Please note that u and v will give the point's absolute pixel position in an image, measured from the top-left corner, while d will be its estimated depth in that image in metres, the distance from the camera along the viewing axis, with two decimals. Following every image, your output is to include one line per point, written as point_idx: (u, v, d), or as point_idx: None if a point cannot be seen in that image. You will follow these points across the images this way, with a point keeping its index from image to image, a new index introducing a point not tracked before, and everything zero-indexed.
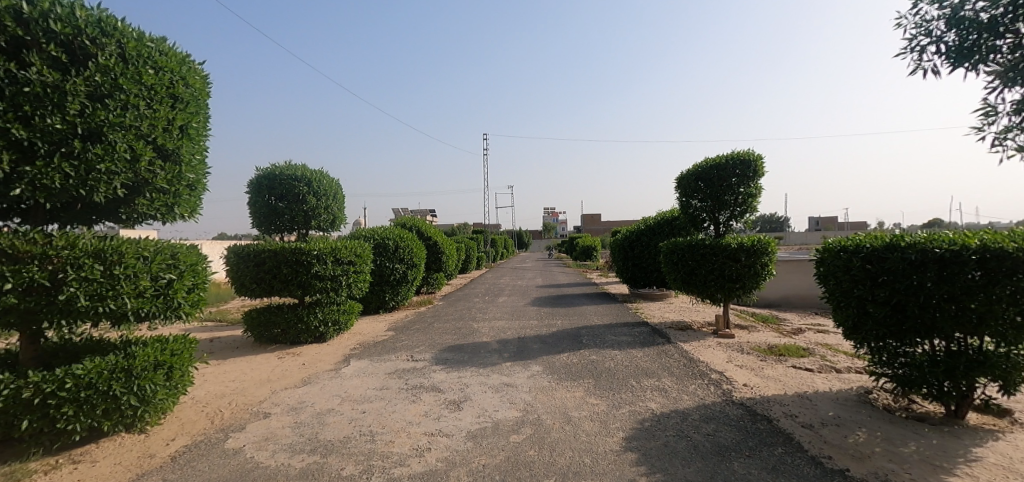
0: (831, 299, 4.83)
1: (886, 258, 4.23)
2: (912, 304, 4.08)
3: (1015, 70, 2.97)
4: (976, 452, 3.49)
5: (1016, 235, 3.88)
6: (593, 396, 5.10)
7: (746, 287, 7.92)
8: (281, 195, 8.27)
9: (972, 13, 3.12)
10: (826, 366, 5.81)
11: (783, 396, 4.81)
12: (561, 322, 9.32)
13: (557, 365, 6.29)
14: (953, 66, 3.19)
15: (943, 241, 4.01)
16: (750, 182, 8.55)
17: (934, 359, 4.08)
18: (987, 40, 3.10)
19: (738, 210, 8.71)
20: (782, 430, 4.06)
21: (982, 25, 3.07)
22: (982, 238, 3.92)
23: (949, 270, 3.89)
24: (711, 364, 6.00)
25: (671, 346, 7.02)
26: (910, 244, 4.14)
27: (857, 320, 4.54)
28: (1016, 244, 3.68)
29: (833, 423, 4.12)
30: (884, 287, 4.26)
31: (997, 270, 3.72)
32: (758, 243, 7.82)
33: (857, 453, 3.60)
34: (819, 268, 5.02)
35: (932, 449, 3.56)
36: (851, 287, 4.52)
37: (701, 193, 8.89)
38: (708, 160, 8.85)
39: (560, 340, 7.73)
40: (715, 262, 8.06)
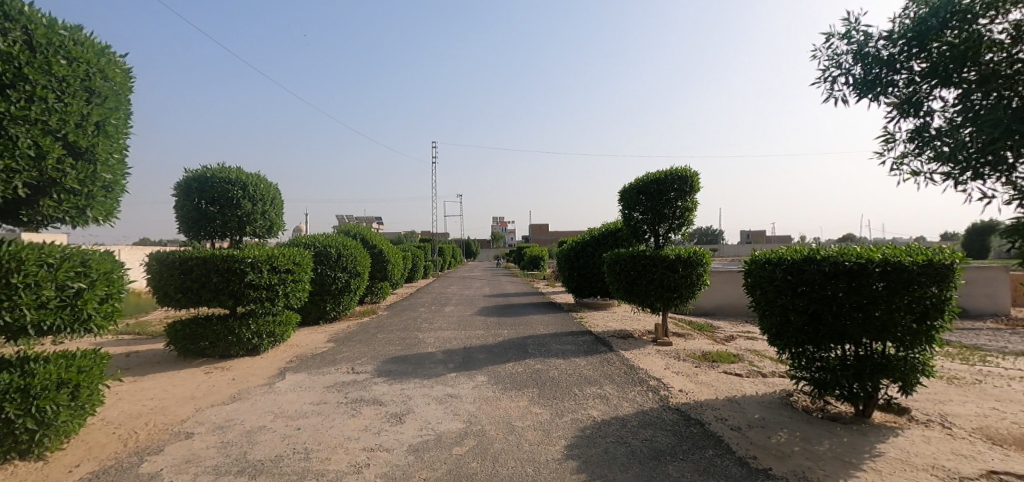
0: (757, 308, 5.15)
1: (804, 269, 4.58)
2: (827, 312, 4.44)
3: (909, 102, 3.54)
4: (879, 447, 3.83)
5: (910, 250, 4.35)
6: (537, 405, 5.14)
7: (683, 296, 8.27)
8: (213, 198, 7.78)
9: (875, 50, 3.71)
10: (754, 371, 6.19)
11: (715, 400, 5.06)
12: (508, 332, 9.35)
13: (502, 375, 6.29)
14: (860, 95, 3.78)
15: (852, 255, 4.41)
16: (687, 196, 9.01)
17: (845, 362, 4.45)
18: (887, 75, 3.67)
19: (676, 223, 9.14)
20: (712, 432, 4.28)
21: (882, 61, 3.66)
22: (884, 252, 4.36)
23: (857, 281, 4.28)
24: (650, 371, 6.22)
25: (612, 354, 7.22)
26: (824, 257, 4.51)
27: (779, 328, 4.86)
28: (912, 259, 4.14)
29: (758, 424, 4.39)
30: (803, 296, 4.60)
31: (897, 281, 4.14)
32: (694, 255, 8.22)
33: (778, 452, 3.85)
34: (747, 278, 5.34)
35: (842, 446, 3.87)
36: (774, 296, 4.85)
37: (642, 206, 9.27)
38: (648, 175, 9.26)
39: (506, 350, 7.73)
40: (655, 273, 8.38)
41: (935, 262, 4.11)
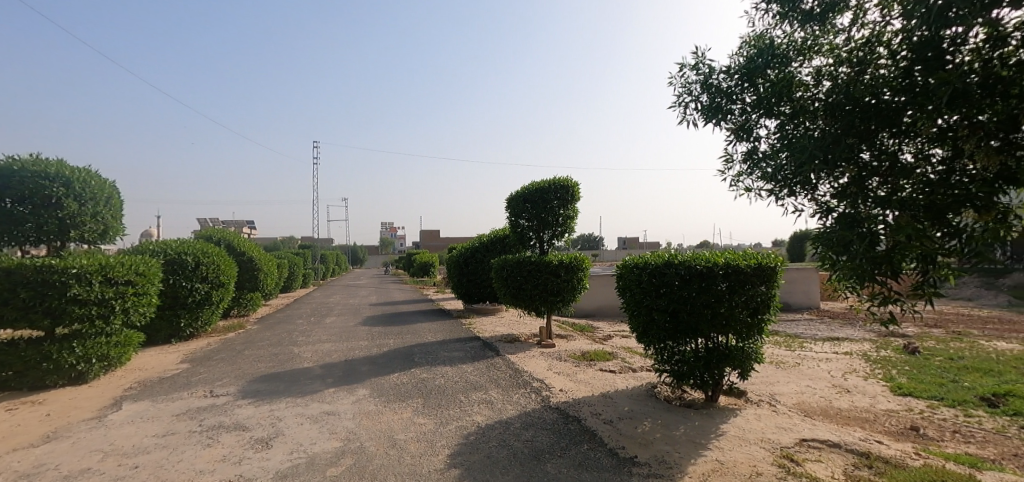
0: (627, 309, 5.61)
1: (665, 273, 5.09)
2: (683, 311, 4.98)
3: (742, 128, 4.18)
4: (723, 428, 4.39)
5: (746, 255, 5.10)
6: (420, 415, 5.02)
7: (565, 299, 8.64)
8: (22, 197, 6.40)
9: (716, 82, 4.34)
10: (625, 367, 6.74)
11: (591, 397, 5.40)
12: (394, 342, 9.03)
13: (385, 387, 6.05)
14: (707, 120, 4.38)
15: (702, 259, 5.03)
16: (569, 205, 9.55)
17: (698, 355, 5.04)
18: (726, 104, 4.29)
19: (559, 230, 9.63)
20: (588, 427, 4.55)
21: (722, 91, 4.28)
22: (727, 257, 5.04)
23: (705, 282, 4.88)
24: (533, 373, 6.43)
25: (498, 359, 7.34)
26: (681, 261, 5.07)
27: (645, 326, 5.34)
28: (747, 263, 4.86)
29: (627, 416, 4.77)
30: (664, 297, 5.11)
31: (736, 282, 4.82)
32: (575, 261, 8.70)
33: (643, 440, 4.21)
34: (618, 281, 5.78)
35: (695, 430, 4.37)
36: (641, 298, 5.31)
37: (528, 213, 9.62)
38: (533, 184, 9.65)
39: (391, 361, 7.45)
40: (540, 278, 8.73)
41: (764, 265, 4.87)
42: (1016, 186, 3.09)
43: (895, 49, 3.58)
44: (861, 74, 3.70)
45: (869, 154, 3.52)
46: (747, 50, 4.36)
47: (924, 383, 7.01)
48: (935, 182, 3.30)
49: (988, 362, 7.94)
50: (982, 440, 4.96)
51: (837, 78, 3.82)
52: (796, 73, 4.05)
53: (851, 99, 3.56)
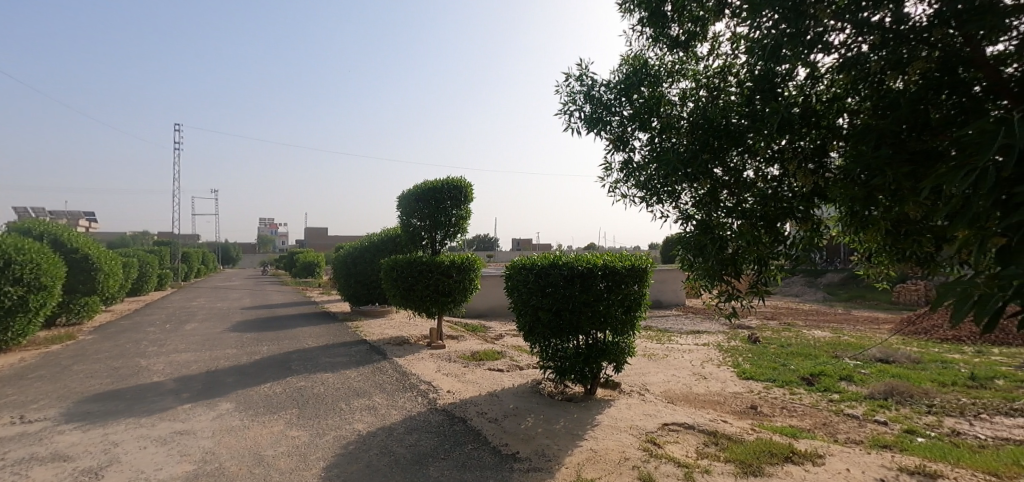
0: (515, 308, 5.74)
1: (550, 273, 5.30)
2: (566, 310, 5.24)
3: (619, 139, 4.53)
4: (598, 418, 4.69)
5: (621, 256, 5.51)
6: (294, 428, 4.64)
7: (456, 300, 8.65)
8: None
9: (597, 94, 4.64)
10: (513, 365, 6.90)
11: (477, 397, 5.43)
12: (268, 349, 8.26)
13: (254, 399, 5.49)
14: (589, 130, 4.67)
15: (584, 260, 5.33)
16: (462, 206, 9.55)
17: (579, 351, 5.34)
18: (605, 115, 4.60)
19: (452, 230, 9.59)
20: (473, 427, 4.57)
21: (602, 103, 4.59)
22: (606, 258, 5.40)
23: (586, 282, 5.18)
24: (420, 376, 6.30)
25: (385, 363, 7.08)
26: (565, 262, 5.32)
27: (532, 325, 5.51)
28: (622, 264, 5.27)
29: (511, 413, 4.88)
30: (549, 296, 5.32)
31: (613, 282, 5.20)
32: (466, 261, 8.73)
33: (525, 436, 4.33)
34: (507, 281, 5.89)
35: (573, 422, 4.61)
36: (528, 298, 5.47)
37: (420, 213, 9.45)
38: (426, 183, 9.48)
39: (263, 369, 6.79)
40: (431, 278, 8.61)
41: (636, 266, 5.32)
42: (825, 202, 3.78)
43: (742, 80, 4.14)
44: (716, 99, 4.21)
45: (721, 169, 4.02)
46: (625, 67, 4.72)
47: (761, 368, 8.20)
48: (769, 196, 3.89)
49: (808, 348, 9.55)
50: (801, 413, 5.93)
51: (697, 100, 4.31)
52: (664, 93, 4.48)
53: (707, 121, 4.05)
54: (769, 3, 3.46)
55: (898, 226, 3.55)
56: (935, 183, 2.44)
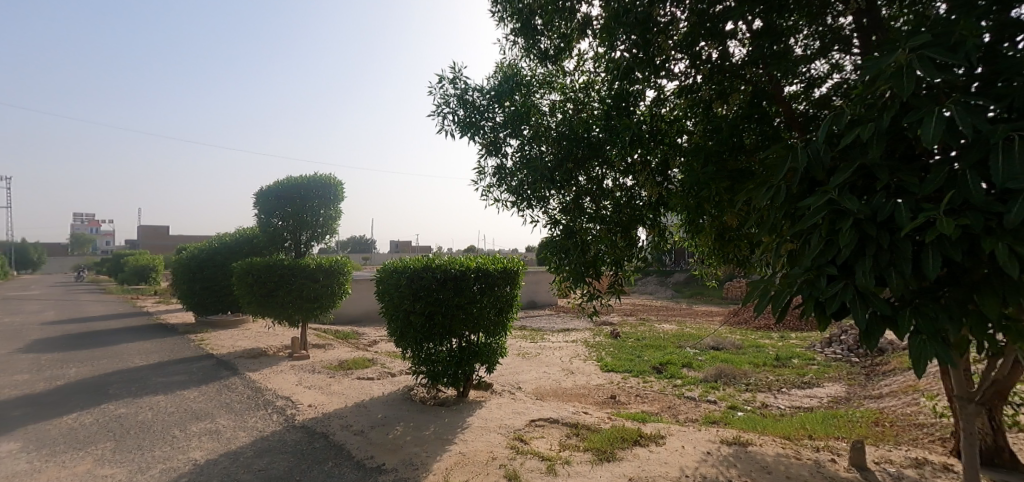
0: (386, 314, 5.50)
1: (422, 276, 5.18)
2: (439, 313, 5.17)
3: (491, 144, 4.61)
4: (469, 421, 4.70)
5: (494, 258, 5.62)
6: (108, 465, 3.88)
7: (324, 306, 8.04)
8: None
9: (471, 99, 4.67)
10: (384, 373, 6.63)
11: (343, 409, 5.09)
12: (78, 371, 6.82)
13: (52, 434, 4.48)
14: (462, 134, 4.69)
15: (456, 263, 5.30)
16: (332, 205, 8.94)
17: (451, 354, 5.31)
18: (479, 120, 4.64)
19: (320, 231, 8.93)
20: (335, 443, 4.26)
21: (476, 109, 4.64)
22: (479, 260, 5.45)
23: (460, 285, 5.18)
24: (277, 391, 5.72)
25: (235, 379, 6.30)
26: (438, 265, 5.24)
27: (403, 330, 5.33)
28: (495, 266, 5.37)
29: (379, 424, 4.66)
30: (421, 300, 5.19)
31: (486, 284, 5.28)
32: (335, 265, 8.17)
33: (393, 446, 4.16)
34: (377, 286, 5.61)
35: (444, 426, 4.55)
36: (399, 302, 5.28)
37: (283, 212, 8.67)
38: (290, 178, 8.69)
39: (68, 397, 5.58)
40: (294, 283, 7.89)
41: (508, 268, 5.48)
42: (668, 210, 4.29)
43: (603, 96, 4.49)
44: (581, 112, 4.52)
45: (584, 178, 4.32)
46: (498, 74, 4.82)
47: (621, 360, 9.00)
48: (623, 205, 4.29)
49: (658, 340, 10.75)
50: (651, 399, 6.63)
51: (563, 112, 4.59)
52: (535, 103, 4.67)
53: (572, 132, 4.33)
54: (623, 27, 3.81)
55: (722, 233, 4.17)
56: (747, 196, 2.90)
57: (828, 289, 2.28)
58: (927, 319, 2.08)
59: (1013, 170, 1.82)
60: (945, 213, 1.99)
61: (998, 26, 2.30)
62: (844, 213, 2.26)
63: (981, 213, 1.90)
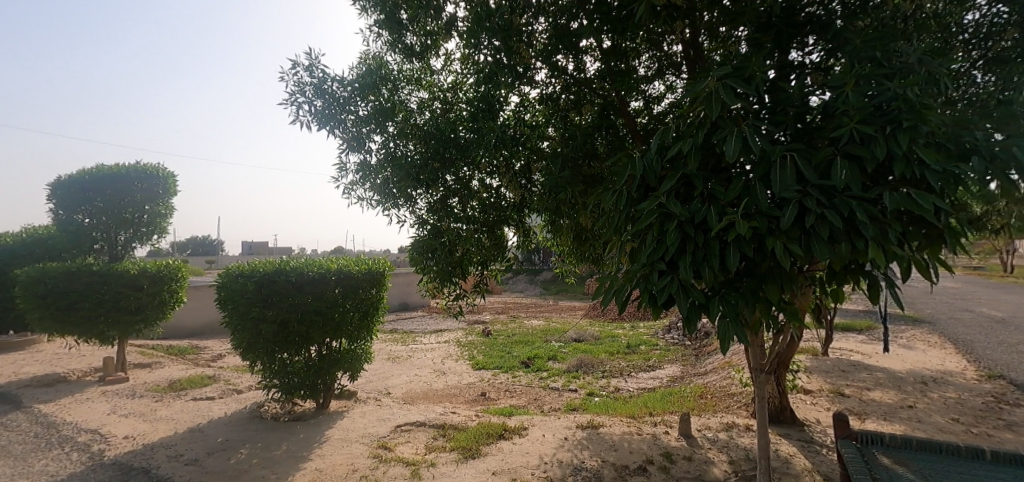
0: (228, 324, 4.86)
1: (274, 281, 4.68)
2: (293, 320, 4.73)
3: (353, 140, 4.36)
4: (328, 434, 4.38)
5: (357, 260, 5.33)
6: None
7: (149, 318, 6.86)
8: None
9: (330, 89, 4.36)
10: (227, 390, 5.87)
11: (171, 437, 4.38)
12: None
13: None
14: (320, 127, 4.35)
15: (314, 265, 4.90)
16: (160, 200, 7.62)
17: (309, 364, 4.90)
18: (340, 113, 4.35)
19: (144, 231, 7.64)
20: (159, 477, 3.64)
21: (335, 101, 4.34)
22: (340, 262, 5.12)
23: (318, 289, 4.81)
24: (81, 424, 4.71)
25: (17, 414, 5.04)
26: (292, 268, 4.78)
27: (250, 341, 4.77)
28: (358, 268, 5.10)
29: (219, 449, 4.10)
30: (272, 308, 4.69)
31: (348, 287, 4.98)
32: (166, 269, 7.03)
33: (234, 472, 3.69)
34: (217, 293, 4.93)
35: (298, 443, 4.18)
36: (245, 311, 4.70)
37: (91, 208, 7.33)
38: (102, 168, 7.33)
39: None
40: (107, 293, 6.59)
41: (373, 269, 5.25)
42: (530, 212, 4.51)
43: (470, 98, 4.54)
44: (448, 112, 4.51)
45: (451, 178, 4.32)
46: (362, 66, 4.57)
47: (491, 357, 9.22)
48: (489, 206, 4.40)
49: (527, 336, 11.25)
50: (519, 393, 6.90)
51: (430, 111, 4.53)
52: (401, 100, 4.54)
53: (439, 132, 4.29)
54: (486, 32, 3.89)
55: (578, 233, 4.51)
56: (595, 201, 3.16)
57: (659, 282, 2.58)
58: (731, 305, 2.48)
59: (787, 182, 2.26)
60: (743, 216, 2.38)
61: (778, 66, 2.85)
62: (670, 216, 2.58)
63: (767, 216, 2.31)
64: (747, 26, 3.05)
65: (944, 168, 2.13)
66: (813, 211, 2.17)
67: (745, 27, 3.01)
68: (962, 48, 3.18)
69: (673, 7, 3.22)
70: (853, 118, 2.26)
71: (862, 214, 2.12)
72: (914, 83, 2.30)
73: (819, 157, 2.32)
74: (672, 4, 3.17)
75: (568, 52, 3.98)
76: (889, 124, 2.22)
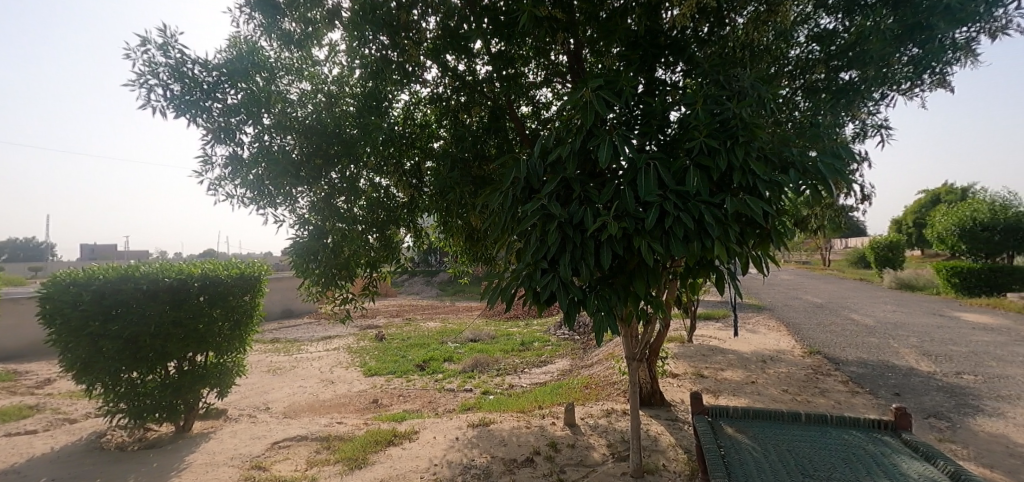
0: (57, 342, 4.09)
1: (119, 289, 4.04)
2: (145, 334, 4.13)
3: (218, 130, 3.93)
4: (189, 459, 3.89)
5: (227, 263, 4.81)
6: None
7: None
8: None
9: (191, 73, 3.88)
10: (56, 421, 4.94)
11: None
12: None
13: None
14: (178, 114, 3.86)
15: (172, 270, 4.32)
16: None
17: (165, 382, 4.32)
18: (203, 100, 3.89)
19: None
20: None
21: (198, 86, 3.87)
22: (205, 266, 4.58)
23: (177, 297, 4.25)
24: None
25: None
26: (143, 274, 4.17)
27: (87, 361, 4.07)
28: (227, 273, 4.62)
29: None
30: (116, 320, 4.05)
31: (215, 294, 4.48)
32: None
33: None
34: (39, 305, 4.11)
35: (150, 474, 3.65)
36: (80, 325, 4.00)
37: None
38: None
39: None
40: None
41: (246, 274, 4.79)
42: (422, 212, 4.45)
43: (355, 92, 4.34)
44: (333, 106, 4.28)
45: (336, 176, 4.10)
46: (231, 49, 4.13)
47: (385, 362, 8.92)
48: (377, 205, 4.26)
49: (423, 339, 11.08)
50: (413, 397, 6.77)
51: (312, 104, 4.24)
52: (279, 90, 4.20)
53: (322, 127, 4.04)
54: (371, 25, 3.75)
55: (470, 234, 4.56)
56: (483, 200, 3.22)
57: (541, 280, 2.70)
58: (605, 300, 2.68)
59: (650, 187, 2.51)
60: (614, 218, 2.59)
61: (645, 82, 3.14)
62: (551, 217, 2.71)
63: (634, 218, 2.55)
64: (618, 43, 3.32)
65: (770, 178, 2.53)
66: (671, 214, 2.44)
67: (617, 44, 3.27)
68: (787, 77, 3.78)
69: (554, 19, 3.40)
70: (702, 132, 2.59)
71: (709, 216, 2.43)
72: (748, 104, 2.69)
73: (677, 165, 2.61)
74: (553, 16, 3.33)
75: (457, 53, 3.99)
76: (730, 138, 2.57)
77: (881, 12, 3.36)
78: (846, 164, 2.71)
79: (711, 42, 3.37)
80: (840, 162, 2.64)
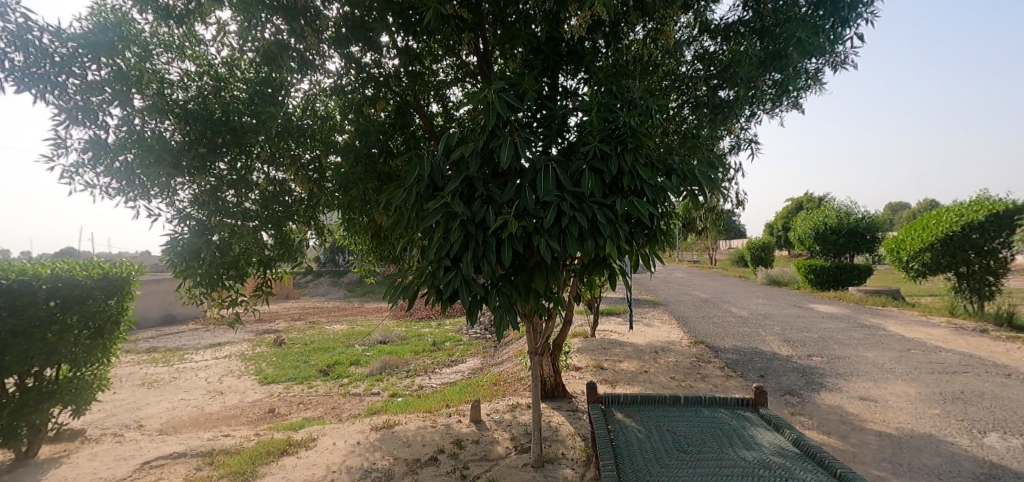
0: None
1: None
2: None
3: (73, 109, 3.43)
4: None
5: (85, 263, 4.20)
6: None
7: None
8: None
9: (39, 42, 3.35)
10: None
11: None
12: None
13: None
14: (20, 89, 3.31)
15: (11, 271, 3.69)
16: None
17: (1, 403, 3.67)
18: (54, 75, 3.37)
19: None
20: None
21: (49, 58, 3.35)
22: (55, 266, 3.96)
23: (17, 301, 3.63)
24: None
25: None
26: None
27: None
28: (86, 274, 4.05)
29: None
30: None
31: (69, 298, 3.90)
32: None
33: None
34: None
35: None
36: None
37: None
38: None
39: None
40: None
41: (111, 276, 4.23)
42: (323, 209, 4.24)
43: (246, 77, 4.03)
44: (220, 91, 3.93)
45: (224, 167, 3.78)
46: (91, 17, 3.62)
47: (283, 369, 8.34)
48: (271, 199, 3.98)
49: (327, 342, 10.51)
50: (314, 404, 6.41)
51: (194, 87, 3.85)
52: (154, 69, 3.76)
53: (207, 112, 3.67)
54: (266, 7, 3.50)
55: (376, 232, 4.43)
56: (385, 197, 3.14)
57: (444, 278, 2.71)
58: (506, 296, 2.77)
59: (548, 187, 2.63)
60: (514, 216, 2.67)
61: (546, 87, 3.28)
62: (454, 215, 2.72)
63: (533, 217, 2.65)
64: (523, 48, 3.42)
65: (655, 183, 2.77)
66: (567, 214, 2.57)
67: (521, 48, 3.38)
68: (676, 91, 4.15)
69: (460, 19, 3.44)
70: (595, 137, 2.76)
71: (601, 217, 2.60)
72: (637, 114, 2.92)
73: (573, 168, 2.75)
74: (459, 15, 3.35)
75: (363, 44, 3.84)
76: (620, 144, 2.77)
77: (750, 40, 3.82)
78: (718, 173, 3.05)
79: (607, 54, 3.59)
80: (712, 171, 2.97)
